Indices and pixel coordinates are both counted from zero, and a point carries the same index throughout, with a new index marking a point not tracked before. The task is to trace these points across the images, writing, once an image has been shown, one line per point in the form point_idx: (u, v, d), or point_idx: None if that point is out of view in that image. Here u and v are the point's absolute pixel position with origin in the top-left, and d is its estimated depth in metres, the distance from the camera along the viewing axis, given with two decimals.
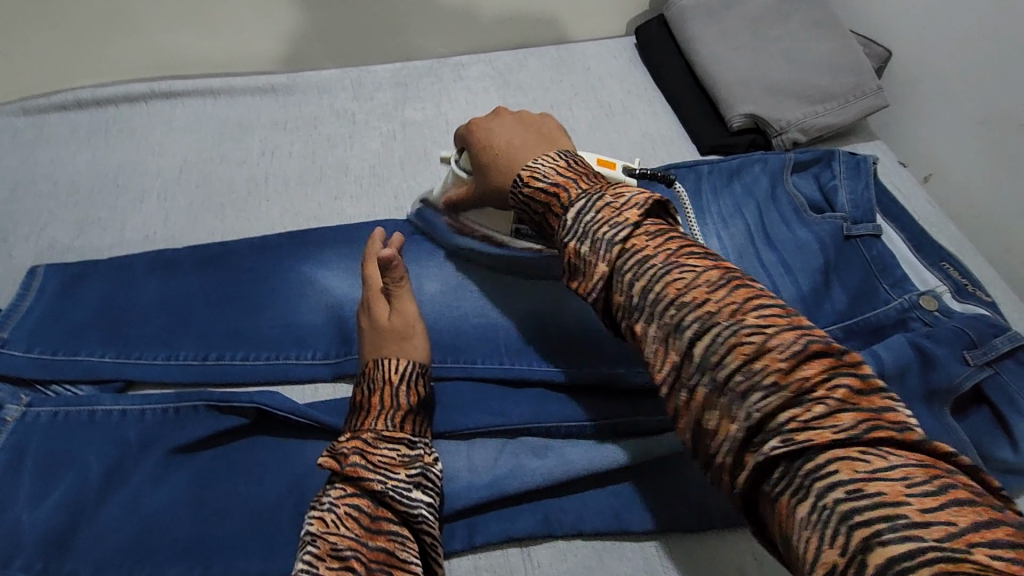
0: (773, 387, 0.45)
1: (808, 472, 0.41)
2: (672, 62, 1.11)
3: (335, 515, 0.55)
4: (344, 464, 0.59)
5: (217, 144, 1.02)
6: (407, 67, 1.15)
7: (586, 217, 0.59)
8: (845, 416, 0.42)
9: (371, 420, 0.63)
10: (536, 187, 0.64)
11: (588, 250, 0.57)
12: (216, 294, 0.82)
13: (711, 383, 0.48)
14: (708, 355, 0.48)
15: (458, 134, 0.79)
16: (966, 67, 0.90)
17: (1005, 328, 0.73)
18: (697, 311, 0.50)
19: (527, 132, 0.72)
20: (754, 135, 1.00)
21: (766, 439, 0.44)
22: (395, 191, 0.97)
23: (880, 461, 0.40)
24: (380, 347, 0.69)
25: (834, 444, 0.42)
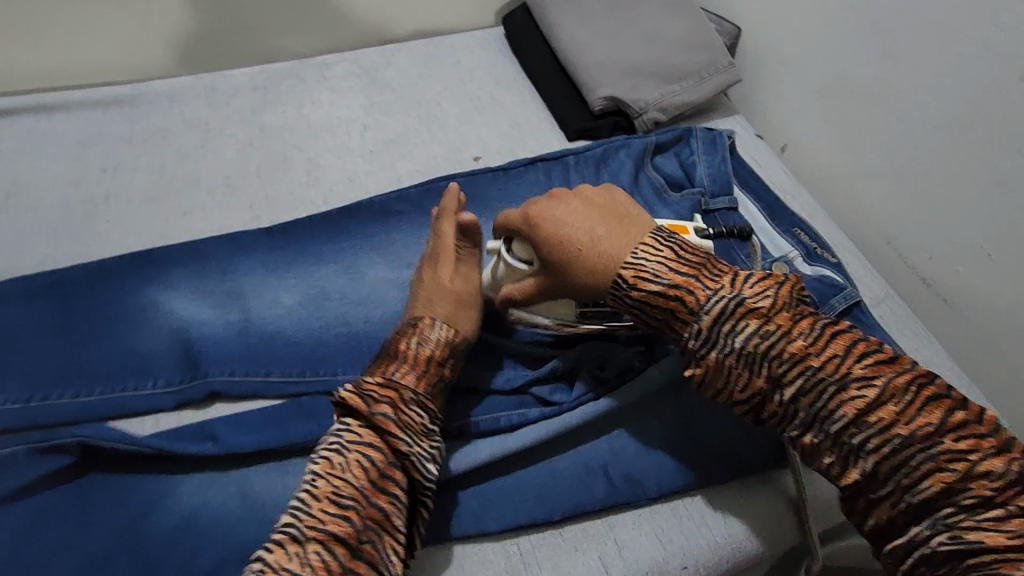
0: (817, 388, 0.54)
1: (877, 474, 0.51)
2: (537, 49, 1.11)
3: (343, 460, 0.57)
4: (374, 409, 0.59)
5: (52, 164, 0.94)
6: (266, 70, 1.09)
7: (679, 284, 0.59)
8: (852, 375, 0.53)
9: (412, 376, 0.63)
10: (649, 290, 0.59)
11: (685, 311, 0.58)
12: (45, 327, 0.75)
13: (768, 384, 0.56)
14: (773, 369, 0.55)
15: (508, 217, 0.68)
16: (803, 40, 0.94)
17: (844, 288, 0.77)
18: (743, 322, 0.56)
19: (601, 213, 0.64)
20: (616, 119, 1.01)
21: (829, 439, 0.53)
22: (251, 202, 0.92)
23: (936, 459, 0.49)
24: (439, 316, 0.67)
25: (871, 435, 0.51)
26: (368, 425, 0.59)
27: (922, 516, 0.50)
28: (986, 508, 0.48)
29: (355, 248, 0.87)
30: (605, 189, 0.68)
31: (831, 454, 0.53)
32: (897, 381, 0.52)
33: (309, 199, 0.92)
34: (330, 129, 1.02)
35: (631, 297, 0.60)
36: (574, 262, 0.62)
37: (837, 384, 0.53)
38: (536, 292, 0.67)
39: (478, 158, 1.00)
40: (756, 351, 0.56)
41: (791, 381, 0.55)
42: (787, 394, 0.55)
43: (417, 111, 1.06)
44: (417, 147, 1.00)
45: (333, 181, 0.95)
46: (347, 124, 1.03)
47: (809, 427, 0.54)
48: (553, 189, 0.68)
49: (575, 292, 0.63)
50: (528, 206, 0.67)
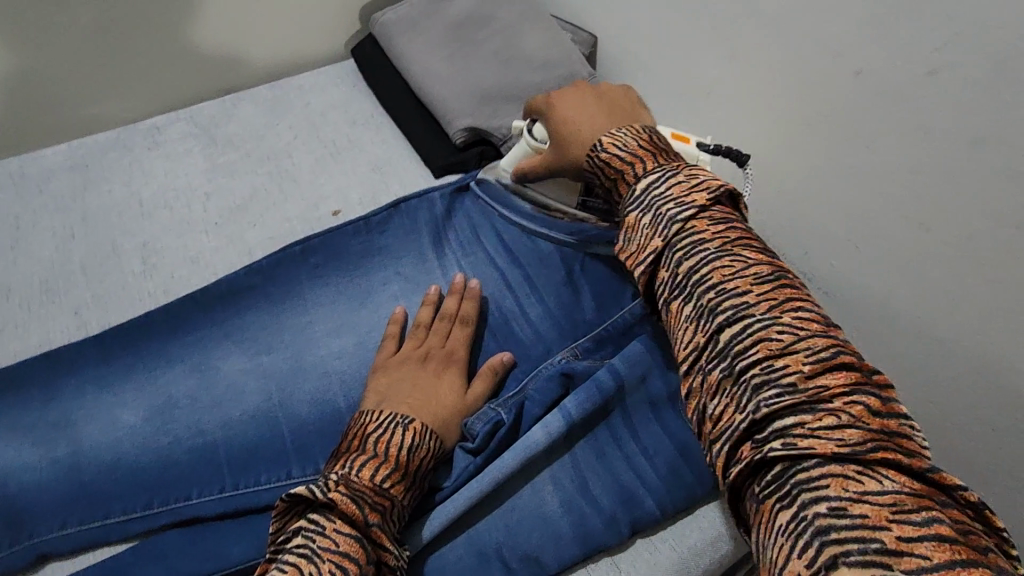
0: (734, 311, 0.49)
1: (768, 415, 0.45)
2: (390, 81, 1.03)
3: (316, 573, 0.48)
4: (367, 515, 0.53)
5: None
6: (84, 144, 0.96)
7: (639, 154, 0.62)
8: (777, 308, 0.49)
9: (399, 486, 0.57)
10: (615, 154, 0.63)
11: (631, 175, 0.61)
12: None
13: (690, 302, 0.52)
14: (715, 311, 0.50)
15: (530, 103, 0.77)
16: (656, 45, 0.91)
17: None
18: (694, 227, 0.55)
19: (609, 108, 0.69)
20: (481, 148, 0.95)
21: (728, 366, 0.48)
22: (77, 306, 0.80)
23: (838, 421, 0.43)
24: (435, 425, 0.63)
25: (773, 371, 0.46)
26: (348, 532, 0.52)
27: (801, 472, 0.43)
28: (875, 480, 0.41)
29: (203, 340, 0.77)
30: (619, 87, 0.73)
31: (725, 382, 0.48)
32: (768, 272, 0.51)
33: (146, 292, 0.81)
34: (167, 204, 0.91)
35: (598, 162, 0.65)
36: (569, 141, 0.69)
37: (756, 311, 0.49)
38: (539, 167, 0.75)
39: (338, 212, 0.92)
40: (687, 265, 0.54)
41: (710, 298, 0.51)
42: (702, 310, 0.51)
43: (267, 167, 0.96)
44: (270, 210, 0.91)
45: (174, 265, 0.84)
46: (187, 195, 0.92)
47: (715, 353, 0.49)
48: (579, 82, 0.74)
49: (566, 163, 0.71)
50: (552, 91, 0.74)
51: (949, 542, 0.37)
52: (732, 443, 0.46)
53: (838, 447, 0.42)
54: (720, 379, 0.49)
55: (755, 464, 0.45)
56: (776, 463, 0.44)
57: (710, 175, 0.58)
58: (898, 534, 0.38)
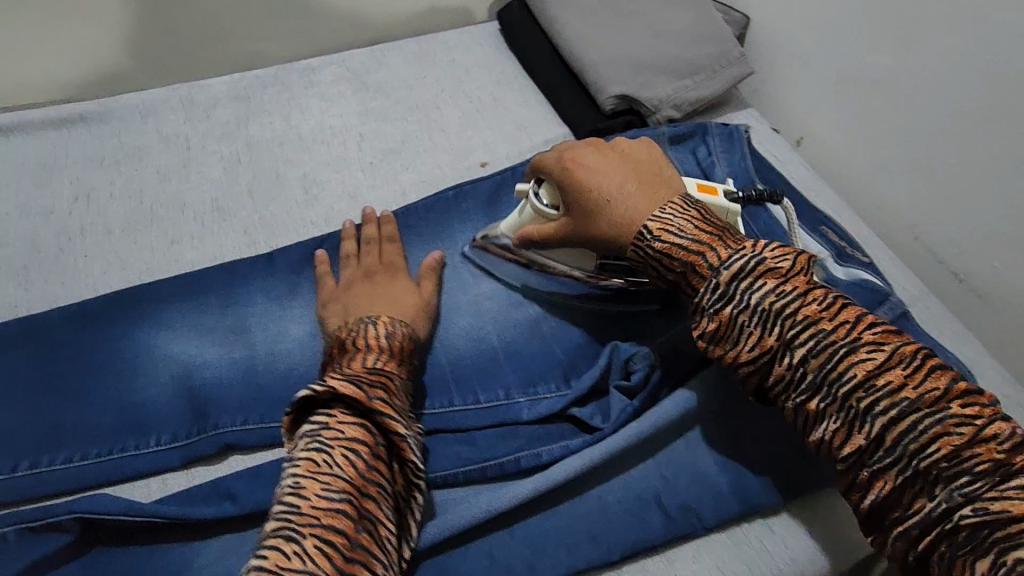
0: (886, 398, 0.49)
1: (954, 496, 0.46)
2: (537, 44, 1.04)
3: (329, 456, 0.52)
4: (369, 395, 0.56)
5: (15, 193, 0.84)
6: (244, 77, 1.00)
7: (702, 241, 0.58)
8: (928, 391, 0.48)
9: (392, 364, 0.62)
10: (674, 243, 0.59)
11: (705, 267, 0.57)
12: (28, 381, 0.68)
13: (830, 398, 0.51)
14: (832, 371, 0.51)
15: (538, 160, 0.72)
16: (822, 29, 0.90)
17: (885, 295, 0.73)
18: (761, 281, 0.54)
19: (637, 174, 0.66)
20: (629, 117, 0.95)
21: (895, 461, 0.48)
22: (246, 226, 0.84)
23: (1020, 481, 0.45)
24: (403, 317, 0.69)
25: (948, 456, 0.46)
26: (351, 417, 0.55)
27: (995, 534, 0.44)
28: None
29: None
30: (640, 144, 0.71)
31: (894, 478, 0.48)
32: (906, 348, 0.50)
33: (308, 220, 0.86)
34: (324, 140, 0.94)
35: (651, 249, 0.61)
36: (601, 212, 0.65)
37: (910, 395, 0.48)
38: (559, 231, 0.69)
39: (486, 164, 0.94)
40: (815, 360, 0.51)
41: (857, 395, 0.50)
42: (848, 407, 0.50)
43: (415, 116, 0.98)
44: (421, 156, 0.94)
45: (332, 198, 0.88)
46: (341, 134, 0.95)
47: (872, 447, 0.49)
48: (593, 140, 0.71)
49: (598, 239, 0.66)
50: (562, 151, 0.70)
51: None
52: (923, 526, 0.47)
53: None
54: (863, 445, 0.49)
55: (944, 539, 0.46)
56: (962, 529, 0.45)
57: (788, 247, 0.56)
58: None
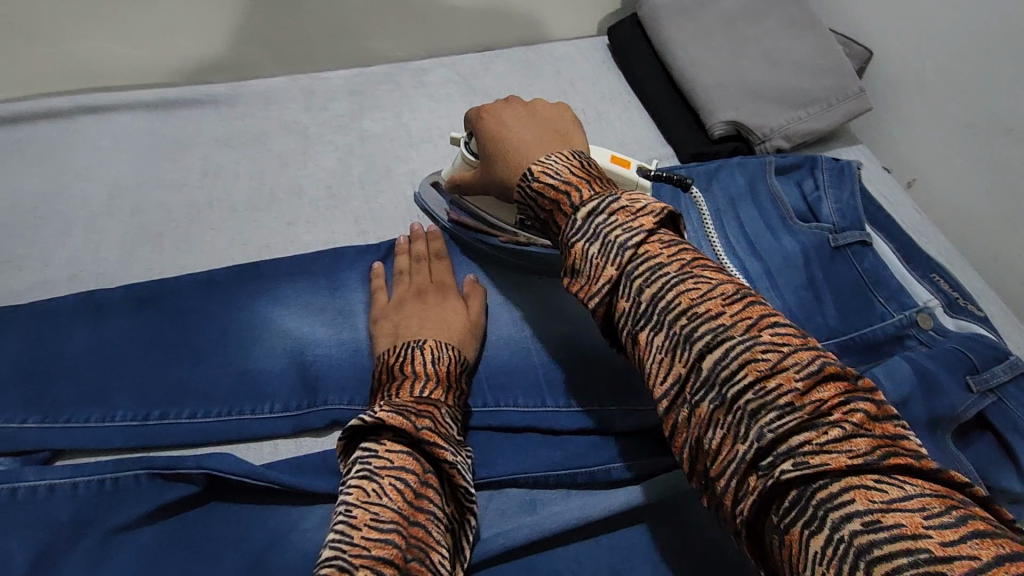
0: (710, 331, 0.47)
1: (766, 437, 0.42)
2: (647, 63, 1.05)
3: (378, 484, 0.51)
4: (417, 424, 0.56)
5: (151, 164, 0.91)
6: (361, 73, 1.05)
7: (571, 183, 0.58)
8: (750, 325, 0.46)
9: (438, 392, 0.62)
10: (546, 182, 0.59)
11: (568, 206, 0.57)
12: (158, 338, 0.74)
13: (665, 333, 0.49)
14: (662, 302, 0.50)
15: (469, 115, 0.73)
16: (953, 72, 0.87)
17: (1005, 356, 0.70)
18: (613, 217, 0.55)
19: (544, 128, 0.66)
20: (736, 143, 0.95)
21: (713, 393, 0.46)
22: (356, 215, 0.89)
23: (834, 432, 0.41)
24: (452, 339, 0.69)
25: (759, 388, 0.43)
26: (398, 445, 0.55)
27: (812, 490, 0.39)
28: (896, 487, 0.38)
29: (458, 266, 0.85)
30: (556, 108, 0.70)
31: (710, 410, 0.45)
32: (733, 287, 0.49)
33: (414, 216, 0.90)
34: (431, 139, 0.98)
35: (530, 191, 0.60)
36: (501, 157, 0.66)
37: (732, 329, 0.46)
38: (472, 181, 0.74)
39: None
40: (649, 291, 0.51)
41: (682, 323, 0.48)
42: (676, 339, 0.48)
43: None
44: None
45: None
46: (448, 135, 0.99)
47: (695, 377, 0.47)
48: (513, 96, 0.72)
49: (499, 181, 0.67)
50: (486, 105, 0.72)
51: (989, 536, 0.34)
52: (738, 476, 0.43)
53: (847, 459, 0.39)
54: (682, 373, 0.47)
55: (766, 497, 0.41)
56: (783, 483, 0.41)
57: (652, 199, 0.57)
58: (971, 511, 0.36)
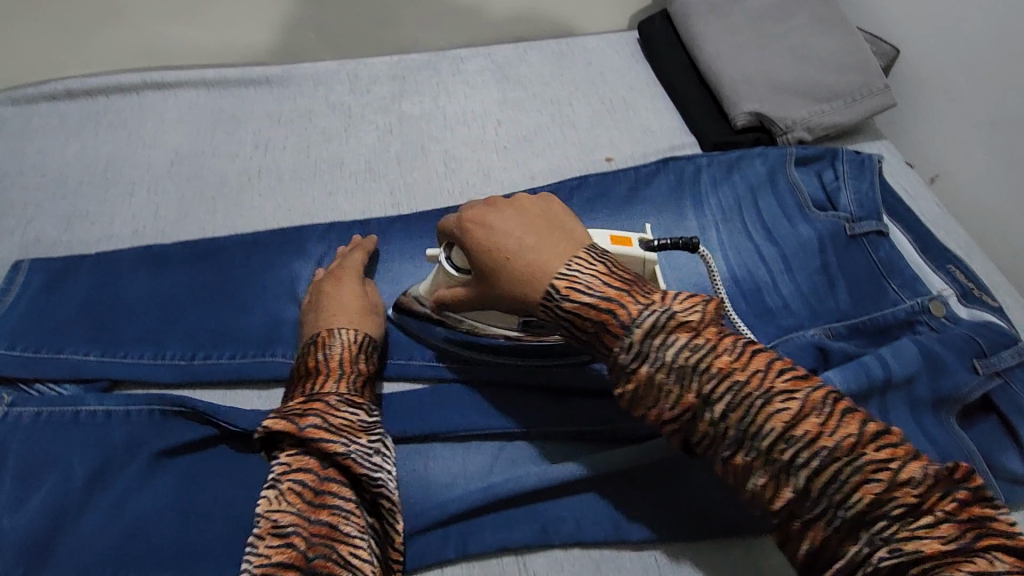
0: (809, 452, 0.46)
1: (878, 542, 0.43)
2: (675, 57, 1.09)
3: (278, 492, 0.54)
4: (302, 424, 0.58)
5: (208, 136, 0.99)
6: (403, 59, 1.11)
7: (611, 298, 0.53)
8: (847, 441, 0.45)
9: (332, 383, 0.63)
10: (581, 301, 0.54)
11: (617, 326, 0.52)
12: (206, 290, 0.81)
13: (755, 454, 0.47)
14: (752, 425, 0.47)
15: (444, 224, 0.67)
16: (978, 67, 0.88)
17: (1014, 340, 0.72)
18: (673, 336, 0.50)
19: (538, 224, 0.60)
20: (757, 134, 0.98)
21: (825, 510, 0.45)
22: (392, 189, 0.95)
23: (940, 528, 0.42)
24: (349, 325, 0.70)
25: (872, 502, 0.44)
26: (295, 449, 0.57)
27: None
28: (988, 562, 0.40)
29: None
30: (540, 199, 0.64)
31: (824, 528, 0.45)
32: (818, 395, 0.47)
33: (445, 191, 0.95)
34: (465, 122, 1.04)
35: (559, 308, 0.55)
36: (503, 271, 0.59)
37: (831, 451, 0.45)
38: (466, 298, 0.66)
39: (611, 159, 1.00)
40: (734, 414, 0.48)
41: (779, 449, 0.46)
42: (773, 462, 0.47)
43: (549, 110, 1.06)
44: (549, 148, 1.01)
45: (469, 174, 0.97)
46: (481, 118, 1.04)
47: (803, 498, 0.46)
48: (492, 197, 0.66)
49: (507, 297, 0.59)
50: (466, 211, 0.64)
51: None
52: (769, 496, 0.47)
53: (940, 545, 0.42)
54: (790, 496, 0.46)
55: None
56: None
57: (697, 296, 0.53)
58: None
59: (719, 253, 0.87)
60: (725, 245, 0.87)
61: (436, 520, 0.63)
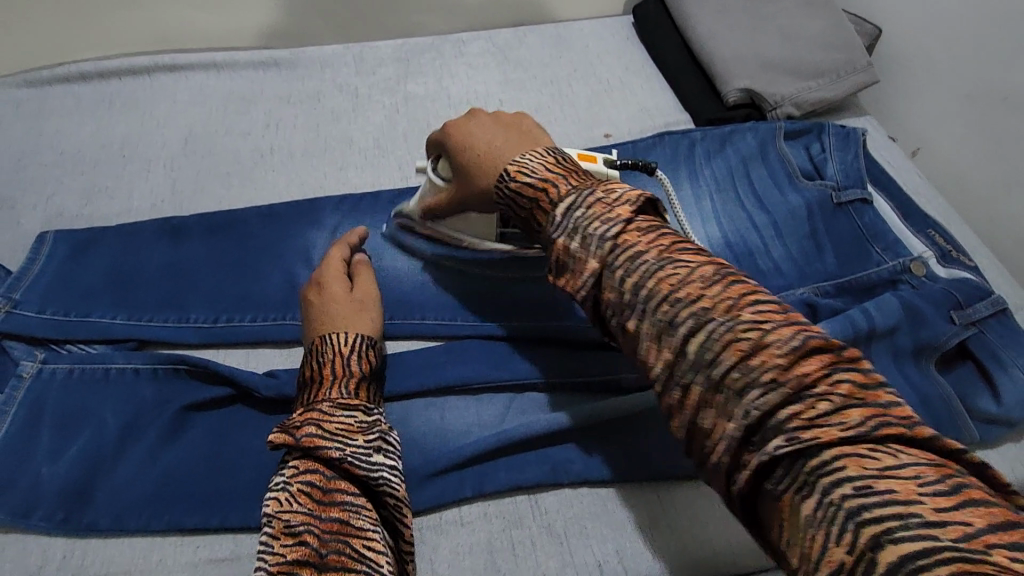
0: (710, 326, 0.47)
1: (767, 423, 0.43)
2: (668, 38, 1.13)
3: (287, 493, 0.54)
4: (299, 434, 0.58)
5: (221, 115, 1.03)
6: (407, 43, 1.15)
7: (548, 179, 0.60)
8: (751, 321, 0.46)
9: (325, 391, 0.63)
10: (523, 180, 0.61)
11: (549, 201, 0.59)
12: (226, 258, 0.84)
13: (664, 330, 0.50)
14: (664, 305, 0.50)
15: (432, 140, 0.74)
16: (955, 44, 0.93)
17: (989, 293, 0.77)
18: (594, 215, 0.56)
19: (507, 130, 0.68)
20: (748, 110, 1.03)
21: (721, 387, 0.46)
22: (400, 164, 0.99)
23: (840, 416, 0.41)
24: (340, 328, 0.70)
25: (769, 383, 0.44)
26: (299, 453, 0.57)
27: (808, 464, 0.41)
28: (891, 455, 0.39)
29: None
30: (517, 116, 0.72)
31: (721, 406, 0.46)
32: (760, 304, 0.47)
33: None
34: (468, 102, 1.08)
35: (509, 189, 0.62)
36: (475, 169, 0.67)
37: (748, 344, 0.45)
38: (448, 201, 0.73)
39: (609, 136, 1.04)
40: (646, 291, 0.51)
41: (682, 323, 0.49)
42: (676, 336, 0.49)
43: (549, 90, 1.10)
44: (550, 125, 1.05)
45: None
46: (484, 98, 1.09)
47: (704, 377, 0.47)
48: (471, 112, 0.73)
49: (475, 192, 0.68)
50: (447, 125, 0.72)
51: (984, 505, 0.36)
52: (733, 453, 0.45)
53: (841, 431, 0.41)
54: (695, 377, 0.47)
55: (766, 470, 0.43)
56: (777, 461, 0.42)
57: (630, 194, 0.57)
58: (965, 483, 0.38)
59: (713, 222, 0.91)
60: (719, 214, 0.92)
61: (453, 463, 0.68)
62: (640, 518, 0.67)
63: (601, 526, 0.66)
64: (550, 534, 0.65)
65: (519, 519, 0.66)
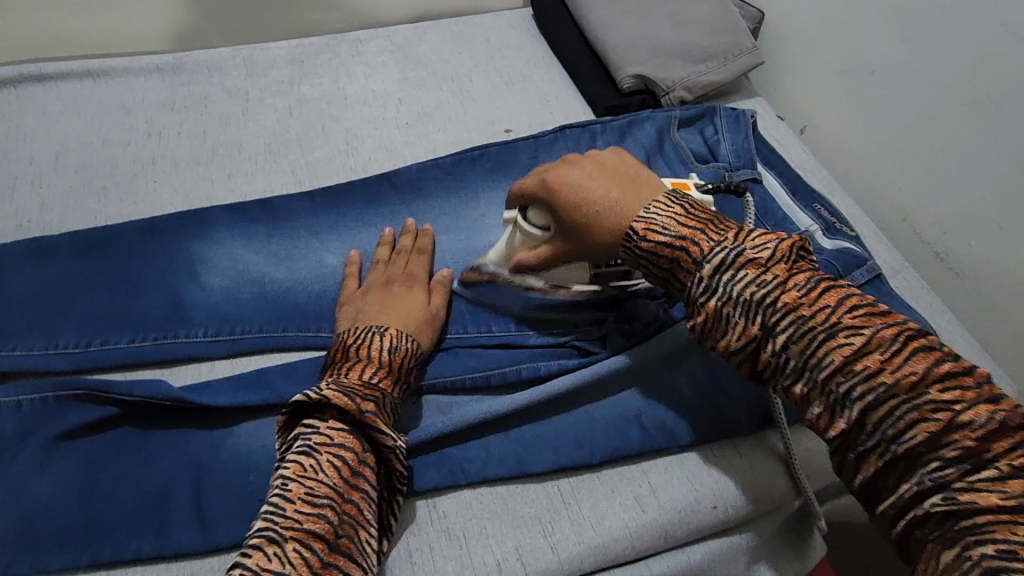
0: (869, 389, 0.49)
1: (924, 483, 0.46)
2: (565, 29, 1.14)
3: (316, 461, 0.56)
4: (362, 407, 0.59)
5: (97, 126, 0.96)
6: (301, 44, 1.11)
7: (684, 235, 0.58)
8: (911, 380, 0.47)
9: (387, 380, 0.64)
10: (656, 239, 0.60)
11: (689, 260, 0.58)
12: (100, 277, 0.79)
13: (814, 385, 0.51)
14: (813, 358, 0.51)
15: (517, 190, 0.70)
16: (827, 24, 0.98)
17: (866, 260, 0.81)
18: (742, 272, 0.55)
19: (618, 176, 0.65)
20: (643, 96, 1.04)
21: (883, 444, 0.48)
22: (293, 169, 0.95)
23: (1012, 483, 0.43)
24: (410, 329, 0.69)
25: (929, 442, 0.46)
26: (341, 423, 0.59)
27: (963, 525, 0.44)
28: None
29: (375, 223, 0.89)
30: (612, 152, 0.68)
31: (876, 462, 0.49)
32: (889, 333, 0.50)
33: (347, 167, 0.96)
34: (366, 102, 1.05)
35: (640, 248, 0.61)
36: (599, 227, 0.63)
37: (892, 386, 0.48)
38: (550, 255, 0.69)
39: (509, 130, 1.04)
40: (795, 345, 0.52)
41: (837, 381, 0.50)
42: (830, 397, 0.50)
43: (449, 86, 1.09)
44: (450, 121, 1.04)
45: (371, 150, 0.99)
46: (382, 97, 1.06)
47: (857, 431, 0.49)
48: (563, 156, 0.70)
49: (595, 248, 0.65)
50: (543, 171, 0.68)
51: None
52: (895, 508, 0.48)
53: (1003, 500, 0.43)
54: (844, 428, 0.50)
55: (915, 524, 0.47)
56: (931, 518, 0.45)
57: (772, 236, 0.57)
58: None
59: None
60: None
61: None
62: (540, 511, 0.66)
63: (499, 524, 0.65)
64: (448, 537, 0.64)
65: (416, 525, 0.64)
